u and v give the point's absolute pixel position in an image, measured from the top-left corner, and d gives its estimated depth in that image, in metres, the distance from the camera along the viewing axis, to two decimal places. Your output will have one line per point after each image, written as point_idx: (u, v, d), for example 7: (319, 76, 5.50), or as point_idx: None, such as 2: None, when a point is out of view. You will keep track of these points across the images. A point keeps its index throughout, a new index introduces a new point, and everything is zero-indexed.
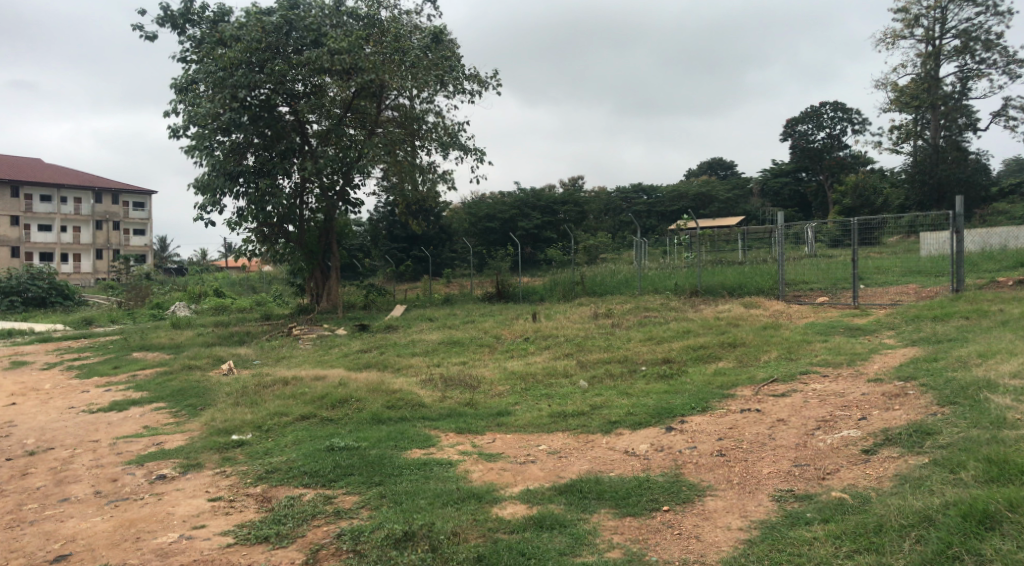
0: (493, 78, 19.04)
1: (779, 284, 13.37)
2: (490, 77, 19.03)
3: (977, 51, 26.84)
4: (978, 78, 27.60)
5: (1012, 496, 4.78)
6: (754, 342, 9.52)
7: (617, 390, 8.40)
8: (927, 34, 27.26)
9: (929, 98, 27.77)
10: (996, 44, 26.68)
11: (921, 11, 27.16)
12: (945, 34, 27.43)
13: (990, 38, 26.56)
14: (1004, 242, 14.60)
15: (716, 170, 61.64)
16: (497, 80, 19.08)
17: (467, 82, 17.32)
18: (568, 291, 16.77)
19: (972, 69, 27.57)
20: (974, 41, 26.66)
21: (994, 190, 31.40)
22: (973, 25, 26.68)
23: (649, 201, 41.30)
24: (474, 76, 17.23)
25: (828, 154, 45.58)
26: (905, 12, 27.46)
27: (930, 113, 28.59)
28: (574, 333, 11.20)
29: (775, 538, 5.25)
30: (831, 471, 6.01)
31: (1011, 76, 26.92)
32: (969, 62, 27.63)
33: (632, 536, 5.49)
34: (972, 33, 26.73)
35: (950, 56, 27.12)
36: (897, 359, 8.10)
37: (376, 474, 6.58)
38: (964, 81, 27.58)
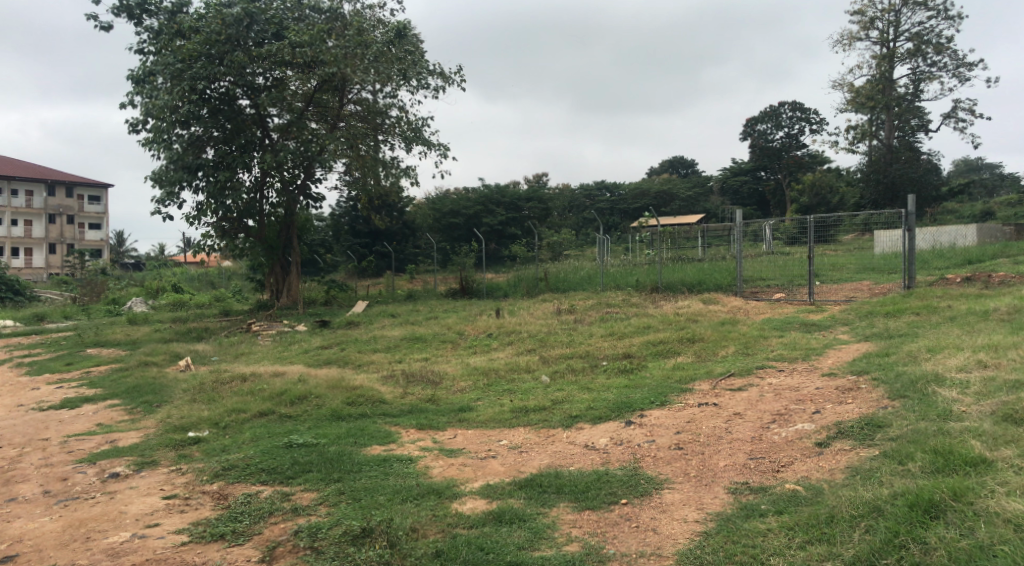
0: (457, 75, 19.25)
1: (736, 281, 13.40)
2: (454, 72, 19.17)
3: (929, 54, 27.44)
4: (930, 81, 28.20)
5: (955, 486, 4.95)
6: (713, 337, 9.63)
7: (579, 386, 8.44)
8: (881, 37, 27.76)
9: (883, 99, 28.30)
10: (947, 48, 27.29)
11: (877, 13, 27.69)
12: (899, 37, 27.98)
13: (941, 42, 27.16)
14: (952, 241, 15.34)
15: (679, 169, 62.76)
16: (461, 77, 19.30)
17: (432, 77, 17.19)
18: (532, 288, 16.79)
19: (924, 72, 28.16)
20: (926, 44, 27.27)
21: (946, 191, 32.21)
22: (926, 29, 27.29)
23: (612, 200, 41.67)
24: (439, 72, 17.07)
25: (786, 153, 46.87)
26: (861, 14, 27.93)
27: (885, 114, 29.11)
28: (536, 329, 11.22)
29: (731, 530, 5.34)
30: (786, 463, 6.13)
31: (961, 78, 27.58)
32: (921, 65, 28.24)
33: (591, 530, 5.55)
34: (925, 36, 27.35)
35: (903, 59, 27.67)
36: (850, 354, 8.27)
37: (335, 470, 6.55)
38: (917, 83, 28.15)
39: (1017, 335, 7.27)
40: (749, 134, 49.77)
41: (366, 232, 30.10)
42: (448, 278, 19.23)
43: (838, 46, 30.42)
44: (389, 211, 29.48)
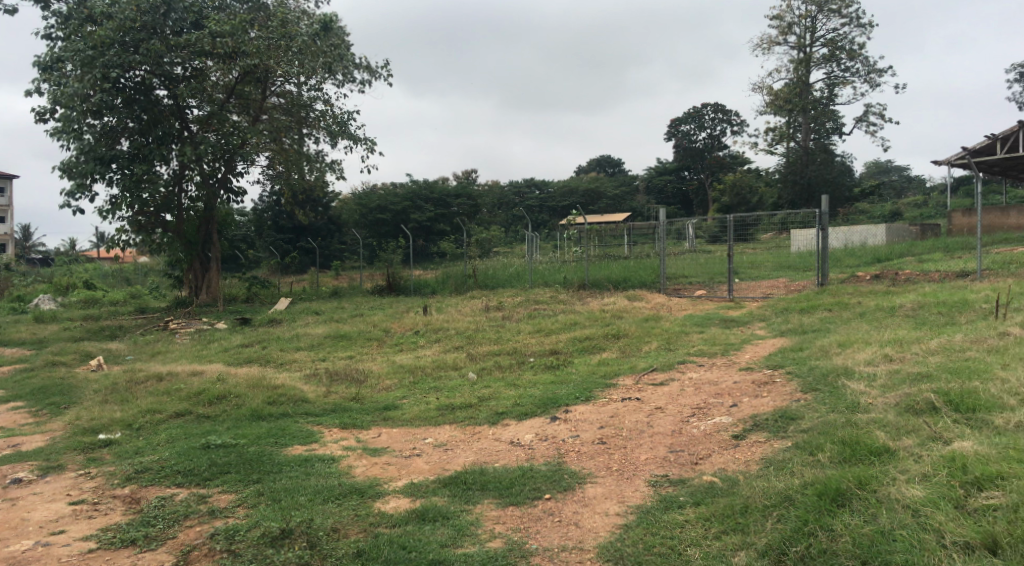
0: (384, 68, 19.00)
1: (660, 277, 13.63)
2: (381, 66, 18.82)
3: (843, 59, 28.53)
4: (844, 86, 29.31)
5: (860, 475, 5.17)
6: (636, 333, 9.79)
7: (505, 382, 8.46)
8: (798, 42, 28.71)
9: (799, 103, 29.29)
10: (859, 54, 28.41)
11: (795, 19, 28.62)
12: (815, 43, 29.00)
13: (854, 48, 28.26)
14: (864, 240, 16.30)
15: (605, 168, 63.83)
16: (388, 70, 18.92)
17: (358, 71, 16.92)
18: (460, 285, 16.75)
19: (838, 77, 29.26)
20: (840, 50, 28.34)
21: (858, 192, 33.62)
22: (840, 35, 28.37)
23: (541, 197, 42.42)
24: (365, 66, 16.82)
25: (709, 153, 47.85)
26: (779, 19, 28.83)
27: (801, 117, 30.11)
28: (464, 327, 11.19)
29: (650, 522, 5.45)
30: (704, 456, 6.28)
31: (872, 84, 28.77)
32: (836, 70, 29.32)
33: (514, 525, 5.57)
34: (839, 42, 28.43)
35: (819, 63, 28.69)
36: (767, 349, 8.53)
37: (254, 471, 6.39)
38: (832, 87, 29.23)
39: (920, 330, 7.63)
40: (673, 135, 50.60)
41: (291, 227, 29.39)
42: (376, 274, 19.01)
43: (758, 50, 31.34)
44: (313, 205, 29.06)
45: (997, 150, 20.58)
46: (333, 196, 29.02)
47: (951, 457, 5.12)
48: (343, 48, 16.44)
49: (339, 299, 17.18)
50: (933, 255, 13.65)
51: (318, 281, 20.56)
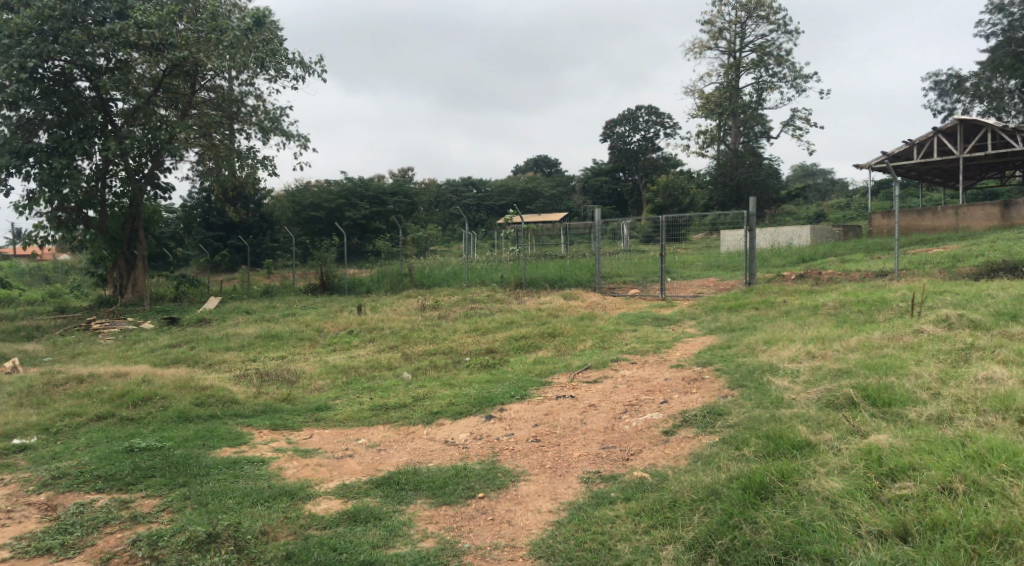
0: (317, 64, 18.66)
1: (595, 277, 14.05)
2: (315, 62, 18.49)
3: (771, 65, 29.37)
4: (771, 90, 30.18)
5: (783, 469, 5.34)
6: (572, 332, 9.88)
7: (440, 382, 8.43)
8: (728, 47, 29.45)
9: (729, 106, 30.03)
10: (786, 60, 29.30)
11: (724, 24, 29.34)
12: (744, 48, 29.78)
13: (781, 54, 29.15)
14: (790, 241, 17.01)
15: (542, 169, 64.69)
16: (322, 66, 18.57)
17: (291, 67, 16.63)
18: (396, 284, 16.63)
19: (766, 82, 30.11)
20: (768, 56, 29.18)
21: (784, 194, 34.72)
22: (767, 41, 29.21)
23: (478, 197, 42.88)
24: (298, 62, 16.55)
25: (643, 156, 48.50)
26: (710, 25, 29.51)
27: (731, 120, 30.88)
28: (400, 326, 11.11)
29: (582, 518, 5.51)
30: (635, 452, 6.38)
31: (798, 89, 29.72)
32: (764, 74, 30.17)
33: (447, 525, 5.57)
34: (766, 48, 29.27)
35: (748, 69, 29.48)
36: (697, 346, 8.72)
37: (180, 474, 6.22)
38: (759, 92, 30.06)
39: (842, 328, 7.92)
40: (609, 136, 51.16)
41: (220, 225, 28.56)
42: (310, 273, 18.73)
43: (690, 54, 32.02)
44: (244, 203, 28.35)
45: (914, 155, 21.55)
46: (264, 193, 28.38)
47: (867, 449, 5.32)
48: (275, 43, 16.26)
49: (270, 298, 16.85)
50: (855, 255, 14.19)
51: (249, 279, 20.11)
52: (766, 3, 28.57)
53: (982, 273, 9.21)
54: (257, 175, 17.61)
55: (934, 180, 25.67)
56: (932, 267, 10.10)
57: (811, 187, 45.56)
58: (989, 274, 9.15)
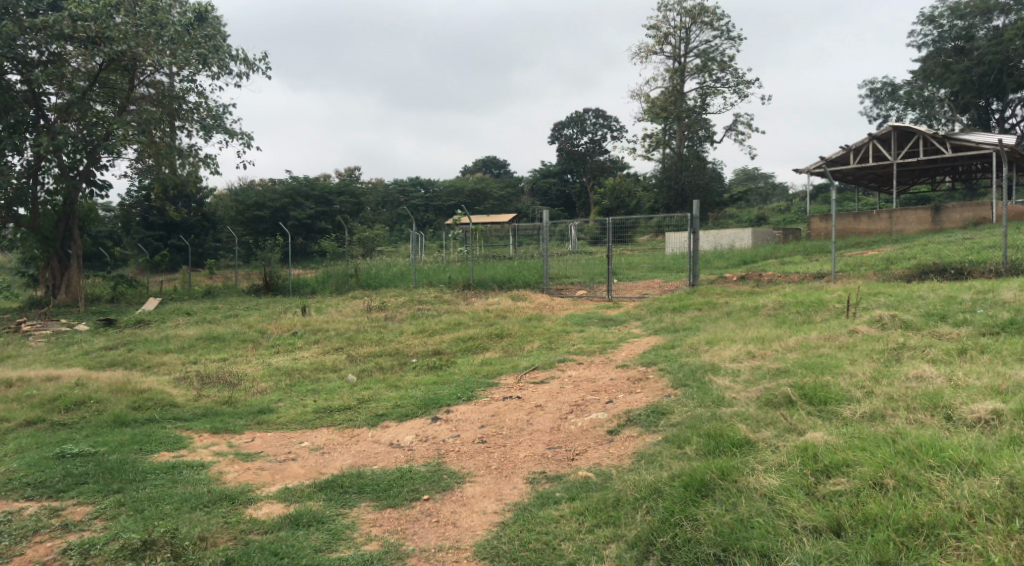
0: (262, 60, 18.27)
1: (543, 278, 14.14)
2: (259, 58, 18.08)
3: (715, 71, 29.94)
4: (715, 95, 30.77)
5: (722, 466, 5.45)
6: (519, 333, 9.92)
7: (385, 383, 8.37)
8: (674, 52, 29.93)
9: (674, 111, 30.51)
10: (729, 66, 29.90)
11: (670, 29, 29.81)
12: (688, 53, 30.32)
13: (724, 60, 29.75)
14: (732, 244, 17.45)
15: (491, 169, 65.14)
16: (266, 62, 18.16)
17: (235, 63, 16.29)
18: (342, 285, 16.47)
19: (710, 87, 30.68)
20: (712, 61, 29.75)
21: (727, 198, 35.50)
22: (712, 47, 29.76)
23: (426, 197, 43.28)
24: (242, 59, 16.23)
25: (591, 158, 48.74)
26: (656, 29, 29.94)
27: (676, 124, 31.39)
28: (345, 327, 11.00)
29: (526, 518, 5.53)
30: (580, 452, 6.43)
31: (741, 95, 30.37)
32: (708, 80, 30.73)
33: (391, 527, 5.52)
34: (711, 54, 29.82)
35: (692, 74, 30.02)
36: (642, 347, 8.85)
37: (115, 480, 6.04)
38: (704, 97, 30.62)
39: (781, 328, 8.12)
40: (557, 138, 51.60)
41: (160, 224, 27.67)
42: (254, 274, 18.41)
43: (636, 58, 32.46)
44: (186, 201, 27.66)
45: (851, 160, 22.21)
46: (206, 191, 27.61)
47: (804, 446, 5.46)
48: (219, 39, 15.81)
49: (212, 299, 16.51)
50: (794, 258, 14.59)
51: (190, 280, 19.67)
52: (710, 9, 29.14)
53: (912, 275, 9.55)
54: (199, 173, 17.20)
55: (870, 185, 26.52)
56: (866, 269, 10.42)
57: (754, 192, 46.67)
58: (920, 275, 9.49)
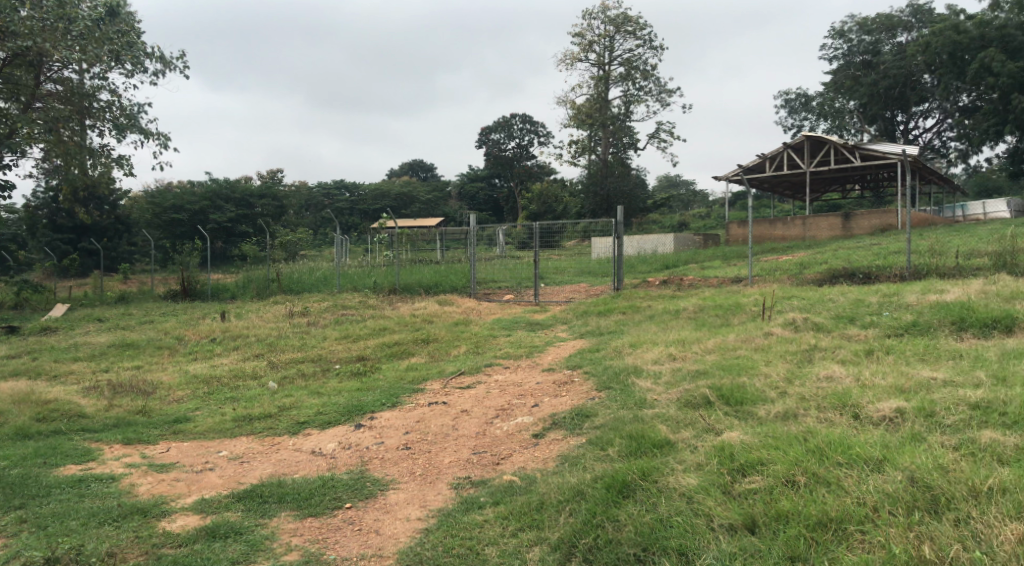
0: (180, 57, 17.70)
1: (470, 282, 13.96)
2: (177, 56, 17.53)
3: (638, 79, 30.56)
4: (638, 104, 31.40)
5: (643, 467, 5.54)
6: (445, 337, 9.89)
7: (308, 390, 8.21)
8: (598, 60, 30.44)
9: (599, 118, 31.01)
10: (652, 74, 30.56)
11: (594, 37, 30.29)
12: (612, 62, 30.86)
13: (647, 69, 30.40)
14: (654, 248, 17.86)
15: (418, 173, 65.22)
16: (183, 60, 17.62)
17: (149, 61, 15.75)
18: (262, 289, 16.08)
19: (633, 95, 31.29)
20: (635, 70, 30.36)
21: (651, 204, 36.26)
22: (635, 56, 30.36)
23: (352, 200, 43.47)
24: (158, 57, 15.71)
25: (518, 163, 49.59)
26: (581, 37, 30.39)
27: (601, 130, 31.94)
28: (266, 333, 10.75)
29: (450, 524, 5.50)
30: (505, 456, 6.44)
31: (663, 103, 31.08)
32: (632, 88, 31.34)
33: (312, 537, 5.42)
34: (634, 63, 30.43)
35: (616, 82, 30.56)
36: (568, 350, 8.94)
37: (17, 496, 5.74)
38: (627, 104, 31.21)
39: (701, 331, 8.32)
40: (484, 143, 51.91)
41: (69, 227, 26.36)
42: (170, 278, 17.81)
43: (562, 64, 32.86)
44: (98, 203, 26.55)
45: (767, 168, 23.00)
46: (120, 192, 26.23)
47: (721, 446, 5.60)
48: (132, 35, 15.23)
49: (125, 305, 15.89)
50: (714, 262, 15.01)
51: (101, 286, 18.86)
52: (633, 18, 29.75)
53: (823, 280, 9.93)
54: (111, 174, 16.57)
55: (784, 193, 27.55)
56: (781, 273, 10.78)
57: (677, 198, 47.83)
58: (830, 279, 9.88)
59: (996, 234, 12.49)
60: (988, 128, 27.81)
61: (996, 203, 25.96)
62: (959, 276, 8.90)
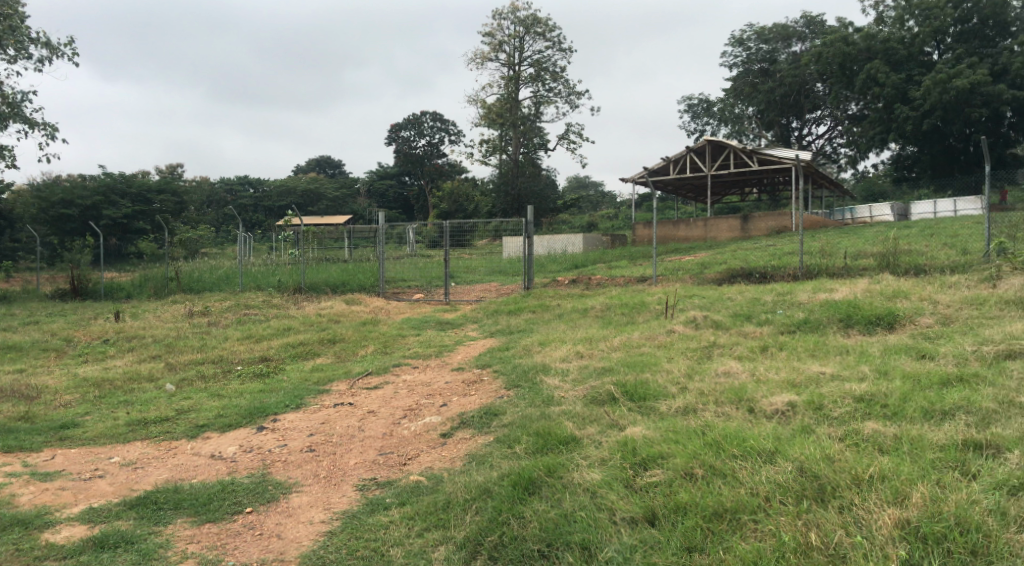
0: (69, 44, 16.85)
1: (379, 281, 13.83)
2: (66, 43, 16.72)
3: (547, 80, 30.92)
4: (548, 105, 31.77)
5: (549, 464, 5.60)
6: (353, 337, 9.73)
7: (208, 392, 7.92)
8: (508, 60, 30.65)
9: (509, 118, 31.22)
10: (561, 76, 30.99)
11: (504, 38, 30.47)
12: (522, 62, 31.12)
13: (556, 71, 30.81)
14: (563, 249, 18.16)
15: (325, 169, 64.19)
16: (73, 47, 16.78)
17: (35, 47, 14.95)
18: (160, 289, 15.40)
19: (543, 96, 31.65)
20: (545, 71, 30.71)
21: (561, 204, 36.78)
22: (545, 58, 30.72)
23: (255, 196, 42.51)
24: (44, 43, 14.92)
25: (428, 161, 49.57)
26: (491, 36, 30.52)
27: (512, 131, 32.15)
28: (164, 334, 10.33)
29: (355, 526, 5.40)
30: (412, 456, 6.38)
31: (572, 105, 31.57)
32: (541, 89, 31.69)
33: (209, 543, 5.24)
34: (544, 64, 30.78)
35: (526, 82, 30.83)
36: (477, 349, 8.94)
37: None
38: (537, 105, 31.53)
39: (607, 329, 8.49)
40: (393, 140, 51.30)
41: None
42: (58, 276, 16.88)
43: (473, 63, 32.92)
44: None
45: (670, 171, 23.66)
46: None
47: (624, 441, 5.73)
48: (15, 19, 14.45)
49: (7, 305, 14.96)
50: (621, 262, 15.34)
51: None
52: (542, 20, 30.10)
53: (723, 279, 10.29)
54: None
55: (688, 196, 28.40)
56: (683, 273, 11.10)
57: (586, 199, 48.64)
58: (730, 278, 10.25)
59: (881, 236, 13.25)
60: (873, 136, 29.43)
61: (881, 208, 27.19)
62: (847, 276, 9.39)
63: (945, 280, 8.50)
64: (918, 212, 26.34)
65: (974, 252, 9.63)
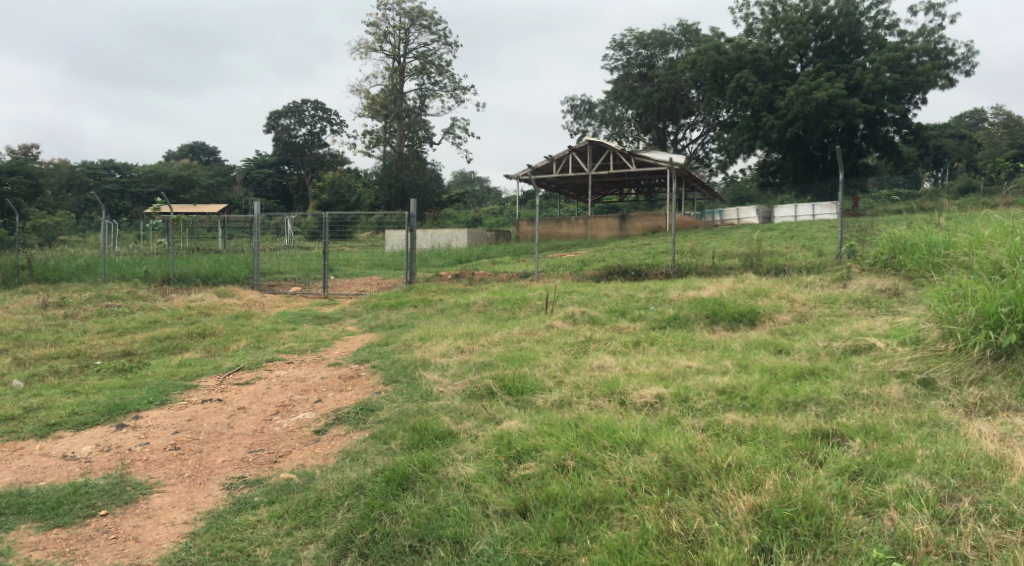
0: None
1: (255, 274, 13.20)
2: None
3: (433, 73, 30.80)
4: (433, 98, 31.65)
5: (424, 459, 5.58)
6: (224, 331, 9.37)
7: (61, 389, 7.42)
8: (393, 51, 30.30)
9: (394, 110, 30.88)
10: (447, 70, 30.96)
11: (389, 28, 30.10)
12: (407, 54, 30.85)
13: (442, 64, 30.74)
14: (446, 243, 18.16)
15: (199, 156, 61.45)
16: None
17: None
18: (10, 278, 14.20)
19: (429, 89, 31.51)
20: (430, 64, 30.58)
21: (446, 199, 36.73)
22: (430, 50, 30.61)
23: (122, 181, 40.16)
24: None
25: (309, 150, 48.66)
26: (375, 26, 30.08)
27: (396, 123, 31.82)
28: (12, 327, 9.57)
29: (220, 526, 5.19)
30: (283, 454, 6.19)
31: (458, 99, 31.61)
32: (427, 82, 31.55)
33: (57, 550, 4.92)
34: (429, 57, 30.65)
35: (411, 74, 30.58)
36: (356, 344, 8.80)
37: None
38: (423, 98, 31.36)
39: (488, 324, 8.53)
40: (271, 129, 49.56)
41: None
42: None
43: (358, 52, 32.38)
44: None
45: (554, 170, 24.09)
46: None
47: (499, 435, 5.78)
48: None
49: None
50: (503, 258, 15.50)
51: None
52: (428, 13, 29.95)
53: (600, 276, 10.58)
54: None
55: (569, 194, 29.06)
56: (562, 270, 11.32)
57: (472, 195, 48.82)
58: (607, 276, 10.55)
59: (747, 238, 13.99)
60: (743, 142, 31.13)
61: (747, 212, 28.90)
62: (715, 274, 9.86)
63: (802, 279, 9.06)
64: (781, 215, 28.03)
65: (827, 254, 10.32)
